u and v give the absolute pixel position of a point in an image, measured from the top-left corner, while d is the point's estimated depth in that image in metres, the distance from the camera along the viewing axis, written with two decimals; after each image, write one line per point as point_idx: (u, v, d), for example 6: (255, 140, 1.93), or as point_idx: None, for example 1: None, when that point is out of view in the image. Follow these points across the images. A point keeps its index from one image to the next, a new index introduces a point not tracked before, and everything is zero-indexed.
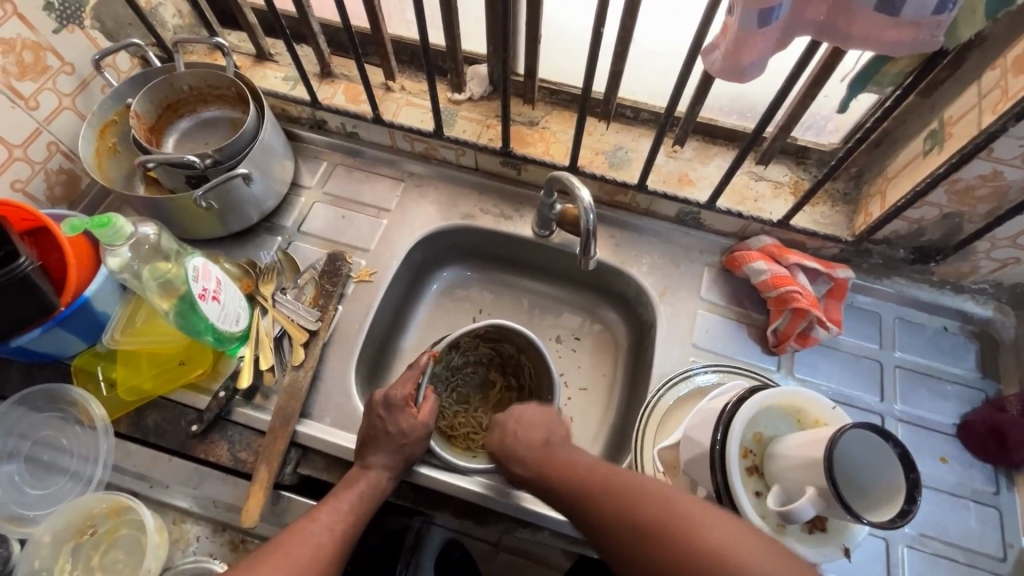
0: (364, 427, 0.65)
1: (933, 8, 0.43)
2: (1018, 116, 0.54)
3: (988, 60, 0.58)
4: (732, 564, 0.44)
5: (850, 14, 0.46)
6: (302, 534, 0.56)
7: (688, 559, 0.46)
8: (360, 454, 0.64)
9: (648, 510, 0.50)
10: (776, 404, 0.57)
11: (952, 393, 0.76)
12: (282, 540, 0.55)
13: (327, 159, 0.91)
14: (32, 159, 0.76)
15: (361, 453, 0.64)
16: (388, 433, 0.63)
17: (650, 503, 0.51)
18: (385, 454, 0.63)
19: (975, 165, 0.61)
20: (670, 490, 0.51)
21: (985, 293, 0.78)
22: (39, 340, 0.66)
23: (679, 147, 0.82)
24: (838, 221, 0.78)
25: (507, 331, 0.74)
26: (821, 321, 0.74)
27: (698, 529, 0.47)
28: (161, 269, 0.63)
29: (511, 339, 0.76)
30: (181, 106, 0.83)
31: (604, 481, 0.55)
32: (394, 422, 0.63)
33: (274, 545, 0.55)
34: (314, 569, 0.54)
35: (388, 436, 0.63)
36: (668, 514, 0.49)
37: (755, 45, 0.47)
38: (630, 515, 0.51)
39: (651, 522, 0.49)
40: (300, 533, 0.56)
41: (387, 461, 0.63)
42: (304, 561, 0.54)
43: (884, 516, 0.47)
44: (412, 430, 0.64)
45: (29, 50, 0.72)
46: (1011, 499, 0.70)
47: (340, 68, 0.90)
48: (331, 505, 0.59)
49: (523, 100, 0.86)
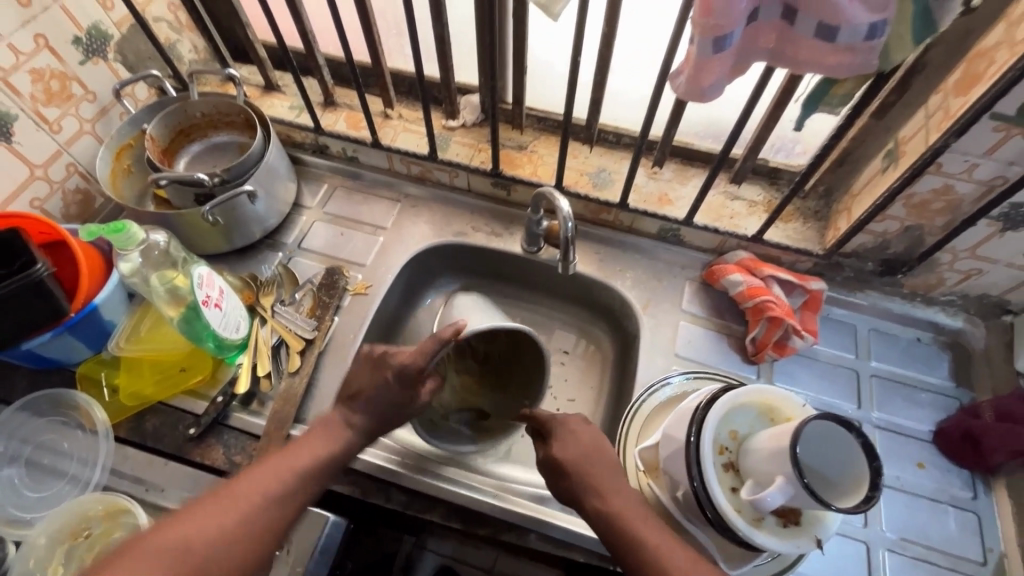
0: (355, 372, 0.67)
1: (865, 34, 0.47)
2: (958, 133, 0.59)
3: (932, 85, 0.63)
4: None
5: (795, 42, 0.51)
6: (261, 487, 0.55)
7: None
8: (344, 398, 0.66)
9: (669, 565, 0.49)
10: (749, 403, 0.60)
11: (927, 401, 0.78)
12: (248, 489, 0.54)
13: (328, 182, 0.97)
14: (52, 178, 0.81)
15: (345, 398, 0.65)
16: (377, 399, 0.64)
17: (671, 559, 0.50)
18: (359, 413, 0.64)
19: (926, 179, 0.66)
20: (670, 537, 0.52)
21: (954, 305, 0.82)
22: (47, 345, 0.69)
23: (659, 169, 0.87)
24: (810, 236, 0.82)
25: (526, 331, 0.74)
26: (796, 331, 0.77)
27: None
28: (169, 275, 0.67)
29: (522, 334, 0.76)
30: (193, 131, 0.89)
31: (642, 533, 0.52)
32: (401, 393, 0.64)
33: (243, 484, 0.54)
34: (260, 517, 0.53)
35: (378, 402, 0.64)
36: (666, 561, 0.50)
37: (713, 70, 0.53)
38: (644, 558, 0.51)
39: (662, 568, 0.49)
40: (269, 497, 0.55)
41: (361, 423, 0.64)
42: (252, 503, 0.53)
43: (851, 502, 0.49)
44: (404, 400, 0.65)
45: (56, 79, 0.78)
46: (988, 503, 0.71)
47: (343, 98, 0.96)
48: (299, 448, 0.60)
49: (512, 126, 0.92)
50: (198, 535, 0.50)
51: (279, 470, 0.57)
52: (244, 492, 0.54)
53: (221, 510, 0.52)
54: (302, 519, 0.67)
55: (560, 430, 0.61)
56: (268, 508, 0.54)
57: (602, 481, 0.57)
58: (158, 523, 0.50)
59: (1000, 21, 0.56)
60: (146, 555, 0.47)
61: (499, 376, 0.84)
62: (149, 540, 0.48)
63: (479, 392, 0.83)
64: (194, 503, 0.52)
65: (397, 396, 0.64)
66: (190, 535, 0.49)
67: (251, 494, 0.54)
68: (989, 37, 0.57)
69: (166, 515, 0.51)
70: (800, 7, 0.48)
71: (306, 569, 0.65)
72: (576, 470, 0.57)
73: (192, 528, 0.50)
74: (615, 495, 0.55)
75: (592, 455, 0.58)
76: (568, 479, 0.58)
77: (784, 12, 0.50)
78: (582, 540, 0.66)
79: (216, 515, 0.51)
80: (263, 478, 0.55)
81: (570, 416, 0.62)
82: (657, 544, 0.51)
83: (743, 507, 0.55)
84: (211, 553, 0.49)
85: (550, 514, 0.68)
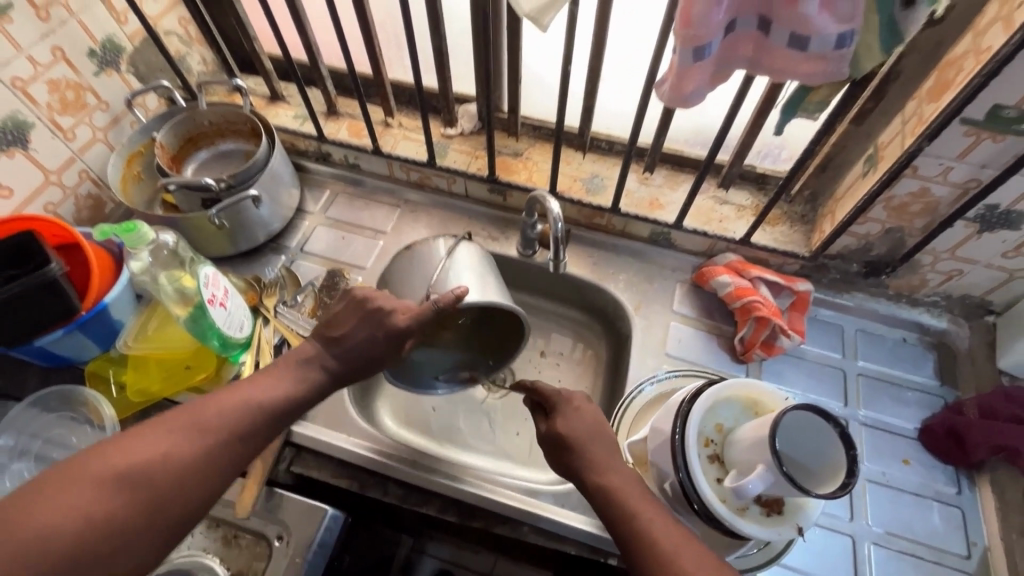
0: (341, 312, 0.64)
1: (834, 43, 0.50)
2: (931, 137, 0.62)
3: (907, 93, 0.66)
4: None
5: (771, 51, 0.54)
6: (220, 425, 0.52)
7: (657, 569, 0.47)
8: (323, 336, 0.63)
9: (663, 540, 0.49)
10: (734, 397, 0.62)
11: (913, 399, 0.80)
12: (217, 422, 0.52)
13: (330, 188, 1.00)
14: (65, 183, 0.85)
15: (323, 336, 0.63)
16: (354, 347, 0.62)
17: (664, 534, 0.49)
18: (335, 356, 0.61)
19: (904, 182, 0.68)
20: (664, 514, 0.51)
21: (938, 306, 0.84)
22: (59, 342, 0.72)
23: (650, 175, 0.90)
24: (796, 239, 0.85)
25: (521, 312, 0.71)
26: (783, 331, 0.79)
27: None
28: (177, 274, 0.70)
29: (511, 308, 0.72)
30: (200, 139, 0.92)
31: (639, 511, 0.51)
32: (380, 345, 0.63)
33: (212, 414, 0.52)
34: (216, 449, 0.51)
35: (360, 353, 0.62)
36: (662, 537, 0.49)
37: (694, 77, 0.55)
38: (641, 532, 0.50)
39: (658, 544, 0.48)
40: (238, 435, 0.53)
41: (332, 367, 0.61)
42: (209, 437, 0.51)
43: (829, 489, 0.51)
44: (384, 354, 0.63)
45: (72, 89, 0.82)
46: (973, 498, 0.72)
47: (345, 108, 1.00)
48: (271, 382, 0.58)
49: (507, 134, 0.95)
50: (162, 463, 0.48)
51: (249, 405, 0.55)
52: (212, 424, 0.52)
53: (174, 440, 0.50)
54: (302, 512, 0.69)
55: (564, 405, 0.61)
56: (235, 443, 0.53)
57: (601, 457, 0.56)
58: (119, 439, 0.48)
59: (968, 31, 0.59)
60: (106, 479, 0.45)
61: (482, 326, 0.82)
62: (109, 462, 0.46)
63: (452, 332, 0.81)
64: (157, 425, 0.50)
65: (380, 350, 0.63)
66: (154, 463, 0.48)
67: (219, 426, 0.52)
68: (958, 47, 0.59)
69: (126, 432, 0.49)
70: (774, 18, 0.51)
71: (305, 560, 0.67)
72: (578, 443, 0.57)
73: (155, 455, 0.48)
74: (616, 472, 0.55)
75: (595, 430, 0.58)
76: (572, 453, 0.57)
77: (759, 24, 0.53)
78: (574, 531, 0.68)
79: (181, 445, 0.50)
80: (232, 411, 0.53)
81: (574, 393, 0.62)
82: (651, 518, 0.51)
83: (727, 497, 0.57)
84: (175, 483, 0.48)
85: (542, 507, 0.69)
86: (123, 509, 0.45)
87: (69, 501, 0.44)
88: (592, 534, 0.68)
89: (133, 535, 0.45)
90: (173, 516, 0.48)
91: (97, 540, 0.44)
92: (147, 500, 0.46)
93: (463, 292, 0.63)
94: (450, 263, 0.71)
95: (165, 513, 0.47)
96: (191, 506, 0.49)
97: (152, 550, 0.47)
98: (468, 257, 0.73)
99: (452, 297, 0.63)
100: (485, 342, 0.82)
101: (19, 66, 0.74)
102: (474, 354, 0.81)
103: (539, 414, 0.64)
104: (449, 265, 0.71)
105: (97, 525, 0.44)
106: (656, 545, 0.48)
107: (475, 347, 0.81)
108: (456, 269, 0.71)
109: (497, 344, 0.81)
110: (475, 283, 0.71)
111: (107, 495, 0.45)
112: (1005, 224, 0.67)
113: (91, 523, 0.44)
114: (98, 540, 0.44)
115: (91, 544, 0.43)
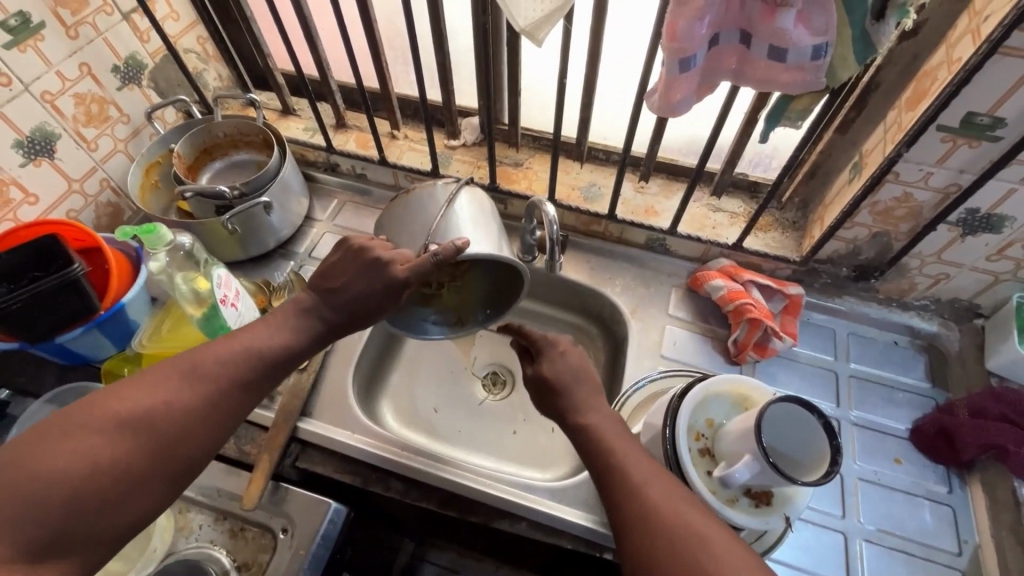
0: (339, 264, 0.61)
1: (811, 55, 0.53)
2: (909, 144, 0.65)
3: (888, 103, 0.69)
4: (670, 519, 0.49)
5: (753, 63, 0.57)
6: (219, 377, 0.54)
7: (626, 499, 0.52)
8: (321, 287, 0.61)
9: (633, 474, 0.53)
10: (724, 392, 0.64)
11: (904, 400, 0.81)
12: (216, 370, 0.54)
13: (337, 198, 1.04)
14: (87, 192, 0.89)
15: (321, 287, 0.61)
16: (353, 297, 0.60)
17: (637, 469, 0.54)
18: (332, 307, 0.61)
19: (888, 188, 0.71)
20: (635, 454, 0.55)
21: (928, 310, 0.86)
22: (77, 340, 0.75)
23: (645, 183, 0.94)
24: (787, 245, 0.88)
25: (521, 265, 0.66)
26: (775, 332, 0.81)
27: (667, 506, 0.50)
28: (192, 275, 0.74)
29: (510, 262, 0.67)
30: (215, 150, 0.97)
31: (614, 452, 0.55)
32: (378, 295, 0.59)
33: (210, 363, 0.54)
34: (222, 399, 0.54)
35: (357, 304, 0.60)
36: (635, 473, 0.53)
37: (681, 87, 0.59)
38: (614, 465, 0.55)
39: (629, 478, 0.53)
40: (237, 382, 0.55)
41: (330, 317, 0.60)
42: (214, 386, 0.54)
43: (817, 477, 0.54)
44: (382, 304, 0.60)
45: (96, 102, 0.86)
46: (964, 497, 0.74)
47: (353, 121, 1.04)
48: (270, 330, 0.59)
49: (508, 145, 0.99)
50: (161, 411, 0.50)
51: (247, 353, 0.56)
52: (210, 374, 0.54)
53: (173, 388, 0.52)
54: (307, 505, 0.71)
55: (550, 349, 0.65)
56: (235, 391, 0.55)
57: (585, 393, 0.61)
58: (121, 387, 0.51)
59: (942, 44, 0.62)
60: (108, 426, 0.48)
61: (490, 273, 0.75)
62: (110, 410, 0.49)
63: (454, 281, 0.75)
64: (158, 374, 0.53)
65: (377, 300, 0.60)
66: (154, 411, 0.50)
67: (217, 375, 0.54)
68: (932, 59, 0.63)
69: (128, 381, 0.52)
70: (753, 32, 0.54)
71: (310, 552, 0.68)
72: (561, 385, 0.62)
73: (155, 404, 0.51)
74: (593, 412, 0.60)
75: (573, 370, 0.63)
76: (558, 393, 0.62)
77: (741, 37, 0.56)
78: (568, 525, 0.70)
79: (180, 394, 0.52)
80: (229, 360, 0.55)
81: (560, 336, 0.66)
82: (625, 453, 0.55)
83: (717, 488, 0.59)
84: (175, 430, 0.51)
85: (537, 501, 0.72)
86: (125, 455, 0.48)
87: (73, 446, 0.46)
88: (590, 529, 0.70)
89: (136, 479, 0.48)
90: (176, 462, 0.51)
91: (101, 484, 0.46)
92: (147, 448, 0.49)
93: (465, 244, 0.60)
94: (451, 212, 0.66)
95: (167, 459, 0.50)
96: (194, 452, 0.52)
97: (157, 494, 0.50)
98: (469, 205, 0.68)
99: (453, 250, 0.59)
100: (493, 291, 0.75)
101: (48, 81, 0.79)
102: (482, 302, 0.75)
103: (526, 356, 0.68)
104: (450, 214, 0.66)
105: (101, 470, 0.47)
106: (626, 477, 0.53)
107: (481, 296, 0.75)
108: (458, 218, 0.66)
109: (504, 293, 0.74)
110: (476, 234, 0.66)
111: (109, 441, 0.48)
112: (986, 227, 0.70)
113: (94, 468, 0.46)
114: (103, 484, 0.47)
115: (96, 487, 0.46)
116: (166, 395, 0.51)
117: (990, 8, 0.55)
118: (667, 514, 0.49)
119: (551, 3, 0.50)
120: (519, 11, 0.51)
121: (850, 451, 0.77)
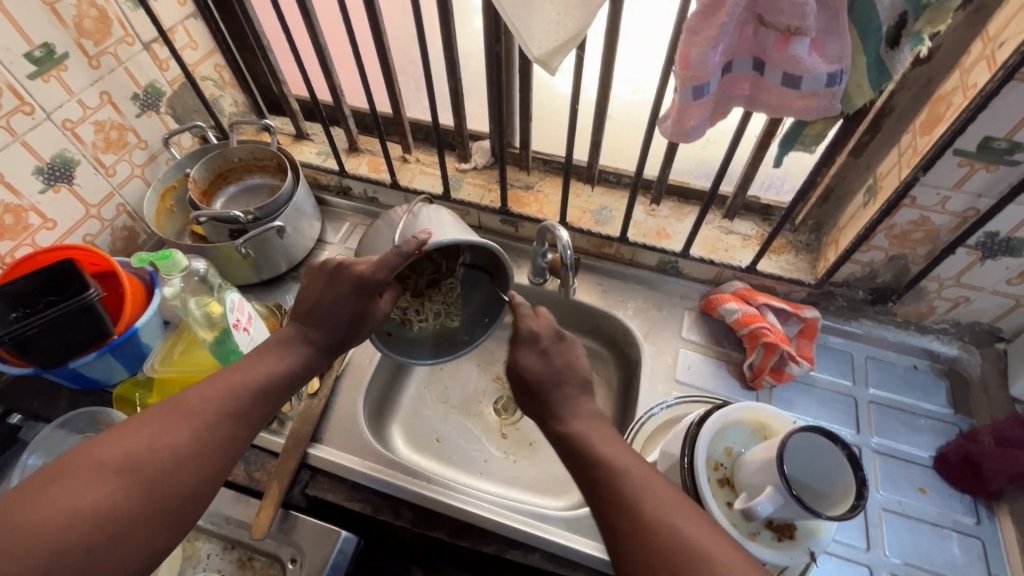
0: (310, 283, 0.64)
1: (826, 81, 0.53)
2: (925, 168, 0.64)
3: (902, 127, 0.69)
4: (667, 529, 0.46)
5: (767, 89, 0.57)
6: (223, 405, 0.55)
7: (618, 515, 0.49)
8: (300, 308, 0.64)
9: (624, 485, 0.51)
10: (742, 420, 0.64)
11: (926, 426, 0.80)
12: (206, 401, 0.54)
13: (349, 221, 1.05)
14: (104, 217, 0.91)
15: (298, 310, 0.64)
16: (331, 312, 0.62)
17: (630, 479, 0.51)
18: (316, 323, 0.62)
19: (904, 212, 0.70)
20: (626, 463, 0.53)
21: (948, 333, 0.84)
22: (90, 365, 0.75)
23: (656, 206, 0.93)
24: (802, 267, 0.87)
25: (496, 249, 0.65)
26: (792, 357, 0.80)
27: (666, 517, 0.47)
28: (205, 300, 0.75)
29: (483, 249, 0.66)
30: (230, 174, 0.98)
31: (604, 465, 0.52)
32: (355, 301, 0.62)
33: (191, 398, 0.54)
34: (218, 430, 0.54)
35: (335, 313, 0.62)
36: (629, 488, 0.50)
37: (695, 113, 0.58)
38: (605, 474, 0.52)
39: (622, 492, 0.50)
40: (224, 410, 0.55)
41: (312, 330, 0.63)
42: (209, 407, 0.54)
43: (841, 510, 0.53)
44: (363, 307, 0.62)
45: (115, 129, 0.88)
46: (993, 528, 0.71)
47: (366, 145, 1.05)
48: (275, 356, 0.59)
49: (519, 168, 0.99)
50: (151, 447, 0.50)
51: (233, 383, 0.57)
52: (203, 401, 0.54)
53: (171, 427, 0.51)
54: (318, 534, 0.70)
55: (558, 352, 0.63)
56: (221, 419, 0.54)
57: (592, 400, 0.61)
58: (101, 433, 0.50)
59: (954, 70, 0.62)
60: (86, 470, 0.46)
61: (471, 277, 0.77)
62: (93, 454, 0.48)
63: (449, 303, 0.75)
64: (159, 407, 0.53)
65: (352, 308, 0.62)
66: (142, 450, 0.49)
67: (202, 401, 0.54)
68: (946, 84, 0.63)
69: (124, 423, 0.51)
70: (767, 60, 0.54)
71: None
72: (567, 397, 0.61)
73: (141, 442, 0.50)
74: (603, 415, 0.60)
75: (585, 373, 0.62)
76: (570, 394, 0.61)
77: (754, 65, 0.56)
78: (583, 557, 0.69)
79: (167, 431, 0.51)
80: (218, 396, 0.55)
81: (568, 337, 0.64)
82: (614, 458, 0.53)
83: (737, 522, 0.59)
84: (166, 469, 0.49)
85: (552, 531, 0.70)
86: (113, 497, 0.46)
87: (53, 493, 0.45)
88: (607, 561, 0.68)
89: (127, 522, 0.46)
90: (170, 503, 0.49)
91: (88, 533, 0.44)
92: (136, 487, 0.47)
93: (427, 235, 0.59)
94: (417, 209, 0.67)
95: (161, 499, 0.48)
96: (190, 487, 0.50)
97: (153, 537, 0.48)
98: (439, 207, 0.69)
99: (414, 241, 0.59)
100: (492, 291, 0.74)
101: (69, 109, 0.81)
102: (484, 305, 0.75)
103: None
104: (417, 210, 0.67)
105: (86, 517, 0.44)
106: (616, 488, 0.51)
107: (481, 304, 0.75)
108: (421, 220, 0.66)
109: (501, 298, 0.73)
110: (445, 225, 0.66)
111: (93, 484, 0.46)
112: (1006, 251, 0.69)
113: (78, 514, 0.44)
114: (91, 533, 0.44)
115: (85, 533, 0.44)
116: (161, 436, 0.51)
117: (1005, 34, 0.54)
118: (663, 527, 0.46)
119: (564, 34, 0.50)
120: (534, 41, 0.51)
121: (874, 480, 0.75)
